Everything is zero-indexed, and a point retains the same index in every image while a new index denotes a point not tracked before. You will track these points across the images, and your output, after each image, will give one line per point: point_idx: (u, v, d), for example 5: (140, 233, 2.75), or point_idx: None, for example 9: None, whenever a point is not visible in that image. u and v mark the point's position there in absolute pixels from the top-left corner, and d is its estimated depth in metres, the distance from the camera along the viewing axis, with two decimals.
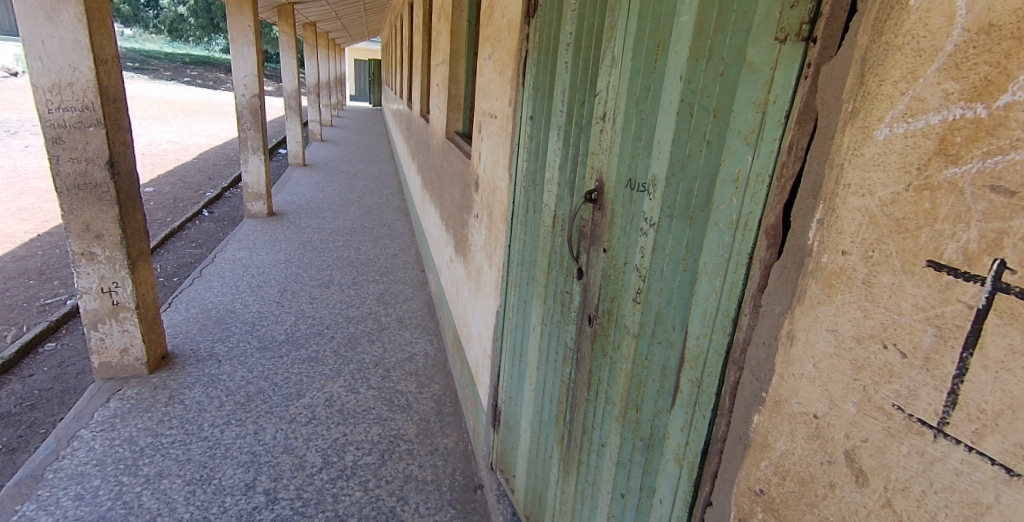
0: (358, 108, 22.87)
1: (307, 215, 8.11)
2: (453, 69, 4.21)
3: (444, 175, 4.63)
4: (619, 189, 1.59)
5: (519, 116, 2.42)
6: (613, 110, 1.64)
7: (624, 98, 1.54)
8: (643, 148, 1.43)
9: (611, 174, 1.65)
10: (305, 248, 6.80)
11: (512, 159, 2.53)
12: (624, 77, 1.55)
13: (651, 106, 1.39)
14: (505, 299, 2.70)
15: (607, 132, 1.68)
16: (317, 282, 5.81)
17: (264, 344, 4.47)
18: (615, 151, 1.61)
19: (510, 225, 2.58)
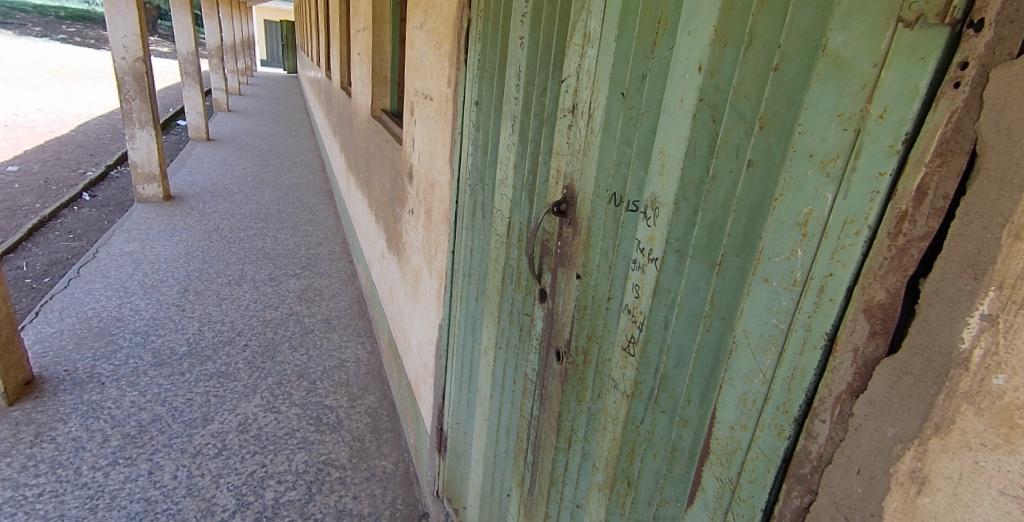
0: (272, 76, 21.14)
1: (213, 198, 7.25)
2: (377, 38, 3.70)
3: (370, 160, 4.14)
4: (599, 203, 1.26)
5: (460, 99, 2.04)
6: (586, 102, 1.31)
7: (604, 89, 1.21)
8: (635, 156, 1.12)
9: (586, 183, 1.32)
10: (211, 238, 6.06)
11: (453, 150, 2.15)
12: (603, 61, 1.22)
13: (649, 102, 1.07)
14: (450, 312, 2.34)
15: (578, 130, 1.35)
16: (226, 278, 5.16)
17: (157, 361, 3.96)
18: (590, 155, 1.28)
19: (454, 227, 2.21)
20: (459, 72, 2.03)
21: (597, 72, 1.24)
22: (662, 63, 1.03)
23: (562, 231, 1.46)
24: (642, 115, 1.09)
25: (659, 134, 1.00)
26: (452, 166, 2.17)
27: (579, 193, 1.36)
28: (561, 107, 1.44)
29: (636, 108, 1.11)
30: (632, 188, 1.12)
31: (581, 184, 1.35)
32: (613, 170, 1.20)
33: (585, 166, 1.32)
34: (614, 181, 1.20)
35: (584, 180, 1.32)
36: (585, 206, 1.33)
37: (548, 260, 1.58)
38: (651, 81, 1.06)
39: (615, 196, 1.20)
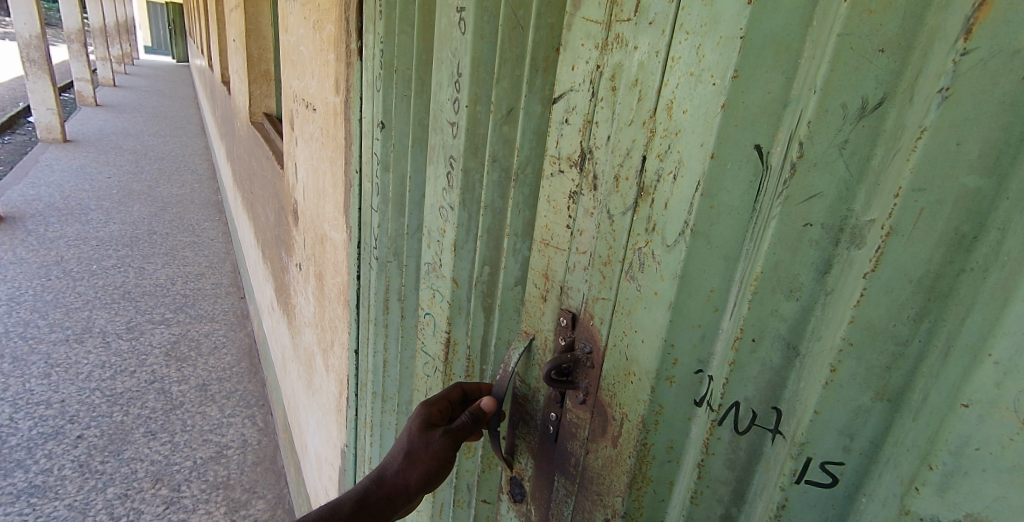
0: (155, 64, 18.35)
1: (59, 218, 4.84)
2: (253, 18, 2.71)
3: (252, 179, 3.06)
4: (677, 401, 0.52)
5: (352, 116, 1.20)
6: (625, 151, 0.53)
7: (695, 130, 0.45)
8: (830, 332, 0.39)
9: (629, 339, 0.55)
10: (51, 275, 3.96)
11: (348, 192, 1.29)
12: (687, 58, 0.46)
13: (912, 194, 0.33)
14: (356, 443, 1.46)
15: (605, 210, 0.57)
16: (63, 334, 3.39)
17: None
18: (647, 280, 0.52)
19: (358, 316, 1.34)
20: (352, 70, 1.18)
21: (663, 87, 0.49)
22: (1002, 69, 0.30)
23: (560, 406, 0.69)
24: (864, 227, 0.37)
25: (999, 336, 0.31)
26: (348, 219, 1.31)
27: (610, 351, 0.58)
28: (549, 155, 0.67)
29: (836, 197, 0.38)
30: (820, 424, 0.40)
31: (608, 325, 0.58)
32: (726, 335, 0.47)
33: (625, 297, 0.55)
34: (739, 372, 0.46)
35: (631, 331, 0.55)
36: (625, 392, 0.56)
37: (526, 435, 0.80)
38: (923, 123, 0.33)
39: (738, 410, 0.47)
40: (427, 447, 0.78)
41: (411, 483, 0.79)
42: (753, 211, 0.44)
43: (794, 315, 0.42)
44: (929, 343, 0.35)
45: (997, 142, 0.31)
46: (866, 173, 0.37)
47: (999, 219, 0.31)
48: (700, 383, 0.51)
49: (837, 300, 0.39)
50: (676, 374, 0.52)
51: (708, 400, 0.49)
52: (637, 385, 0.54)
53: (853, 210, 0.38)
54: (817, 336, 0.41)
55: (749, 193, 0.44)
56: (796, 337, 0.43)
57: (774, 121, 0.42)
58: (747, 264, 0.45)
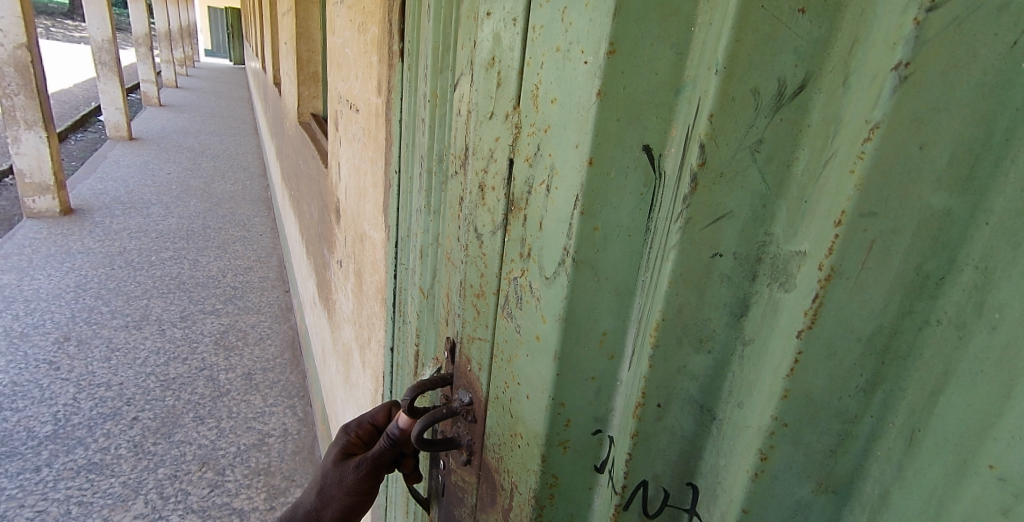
0: (218, 65, 19.22)
1: (124, 210, 5.12)
2: (303, 21, 2.79)
3: (296, 177, 3.15)
4: (575, 469, 0.48)
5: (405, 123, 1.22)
6: (490, 153, 0.52)
7: (567, 126, 0.40)
8: (752, 406, 0.36)
9: (514, 392, 0.51)
10: (115, 265, 4.20)
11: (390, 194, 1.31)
12: (549, 25, 0.41)
13: (857, 221, 0.29)
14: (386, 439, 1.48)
15: (474, 228, 0.57)
16: (123, 320, 3.58)
17: (3, 453, 2.55)
18: (528, 321, 0.47)
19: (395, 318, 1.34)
20: (393, 72, 1.19)
21: (526, 68, 0.45)
22: (978, 27, 0.25)
23: (448, 468, 0.69)
24: (790, 257, 0.33)
25: (1000, 445, 0.26)
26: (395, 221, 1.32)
27: (492, 402, 0.56)
28: (454, 152, 0.66)
29: (748, 218, 0.35)
30: None
31: (488, 373, 0.57)
32: (625, 386, 0.43)
33: (506, 339, 0.51)
34: (646, 444, 0.42)
35: (513, 382, 0.51)
36: (515, 454, 0.52)
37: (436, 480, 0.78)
38: (873, 116, 0.27)
39: (647, 489, 0.44)
40: (341, 481, 0.92)
41: (325, 518, 0.94)
42: (646, 230, 0.40)
43: (705, 373, 0.39)
44: (884, 419, 0.32)
45: (969, 145, 0.27)
46: (788, 183, 0.33)
47: (977, 256, 0.27)
48: (600, 446, 0.47)
49: (761, 363, 0.36)
50: (571, 436, 0.47)
51: (610, 467, 0.46)
52: (526, 450, 0.49)
53: (771, 236, 0.34)
54: (734, 399, 0.38)
55: (640, 211, 0.40)
56: (709, 399, 0.40)
57: (665, 111, 0.37)
58: (643, 300, 0.41)
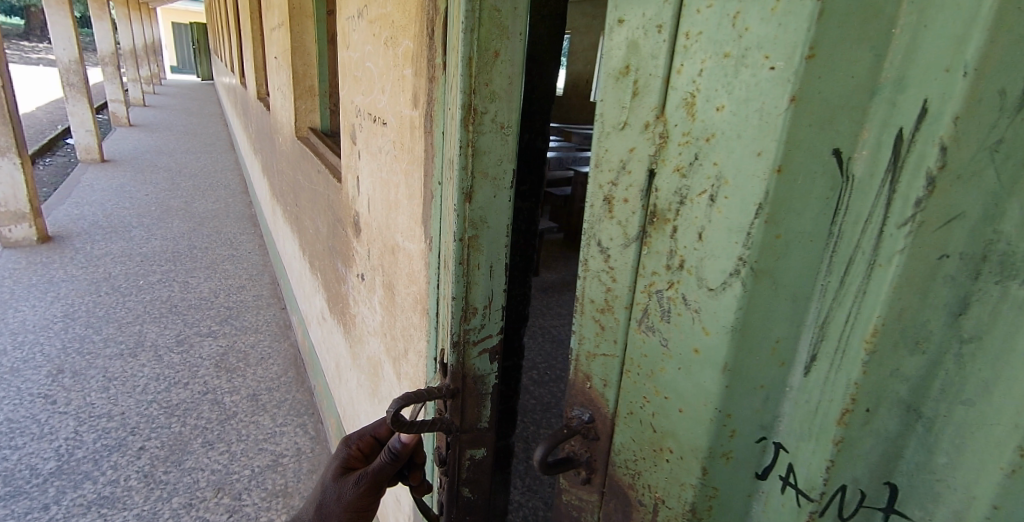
0: (183, 82, 18.82)
1: (104, 235, 4.98)
2: (297, 36, 2.77)
3: (295, 193, 3.12)
4: (735, 479, 0.50)
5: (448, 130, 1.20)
6: (621, 163, 0.52)
7: (742, 133, 0.41)
8: (1004, 402, 0.36)
9: (658, 406, 0.52)
10: (102, 291, 4.08)
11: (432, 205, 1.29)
12: (711, 32, 0.43)
13: None
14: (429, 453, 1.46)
15: (595, 242, 0.57)
16: (117, 348, 3.48)
17: (7, 493, 2.46)
18: (681, 333, 0.48)
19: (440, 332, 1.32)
20: (434, 85, 1.20)
21: (673, 75, 0.46)
22: None
23: (556, 487, 0.69)
24: None
25: None
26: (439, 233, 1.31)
27: (621, 420, 0.57)
28: None
29: (980, 217, 0.37)
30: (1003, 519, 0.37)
31: (616, 388, 0.57)
32: (801, 393, 0.46)
33: (643, 352, 0.53)
34: (850, 447, 0.43)
35: (656, 396, 0.52)
36: (661, 472, 0.53)
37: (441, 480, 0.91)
38: None
39: (846, 493, 0.45)
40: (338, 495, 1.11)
41: None
42: (830, 234, 0.42)
43: (918, 376, 0.41)
44: None
45: None
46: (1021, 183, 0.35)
47: None
48: (764, 453, 0.49)
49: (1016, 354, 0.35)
50: (735, 448, 0.48)
51: (791, 472, 0.48)
52: (681, 464, 0.50)
53: (1002, 232, 0.36)
54: (962, 400, 0.39)
55: (825, 214, 0.41)
56: (919, 399, 0.41)
57: (858, 113, 0.39)
58: (825, 303, 0.43)
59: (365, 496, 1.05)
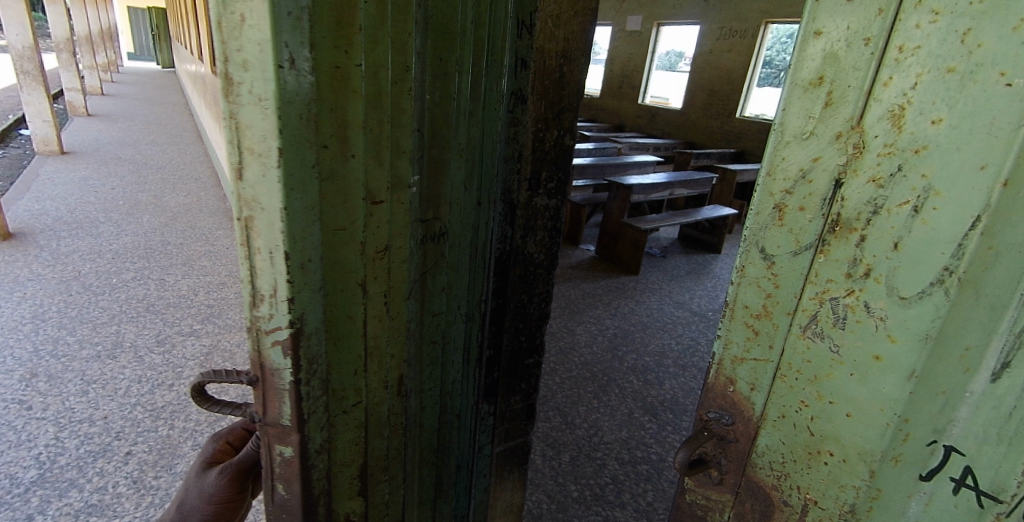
0: (139, 69, 18.01)
1: (70, 231, 4.75)
2: None
3: None
4: (899, 480, 0.57)
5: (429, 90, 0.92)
6: (800, 173, 0.60)
7: (964, 146, 0.47)
8: None
9: (818, 411, 0.62)
10: (71, 291, 3.89)
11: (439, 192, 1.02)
12: (933, 45, 0.48)
13: None
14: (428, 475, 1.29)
15: (759, 245, 0.64)
16: (93, 350, 3.33)
17: None
18: (863, 336, 0.56)
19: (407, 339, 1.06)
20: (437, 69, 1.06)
21: (877, 87, 0.52)
22: None
23: (682, 487, 0.80)
24: None
25: None
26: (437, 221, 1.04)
27: (770, 423, 0.68)
28: None
29: None
30: None
31: (769, 381, 0.67)
32: (983, 399, 0.51)
33: (805, 358, 0.62)
34: None
35: (819, 399, 0.62)
36: (815, 473, 0.64)
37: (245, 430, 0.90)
38: None
39: None
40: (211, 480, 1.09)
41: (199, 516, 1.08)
42: None
43: None
44: None
45: None
46: None
47: None
48: (932, 455, 0.55)
49: None
50: (906, 451, 0.56)
51: (966, 475, 0.53)
52: (844, 467, 0.60)
53: None
54: None
55: None
56: None
57: None
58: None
59: (231, 488, 1.06)
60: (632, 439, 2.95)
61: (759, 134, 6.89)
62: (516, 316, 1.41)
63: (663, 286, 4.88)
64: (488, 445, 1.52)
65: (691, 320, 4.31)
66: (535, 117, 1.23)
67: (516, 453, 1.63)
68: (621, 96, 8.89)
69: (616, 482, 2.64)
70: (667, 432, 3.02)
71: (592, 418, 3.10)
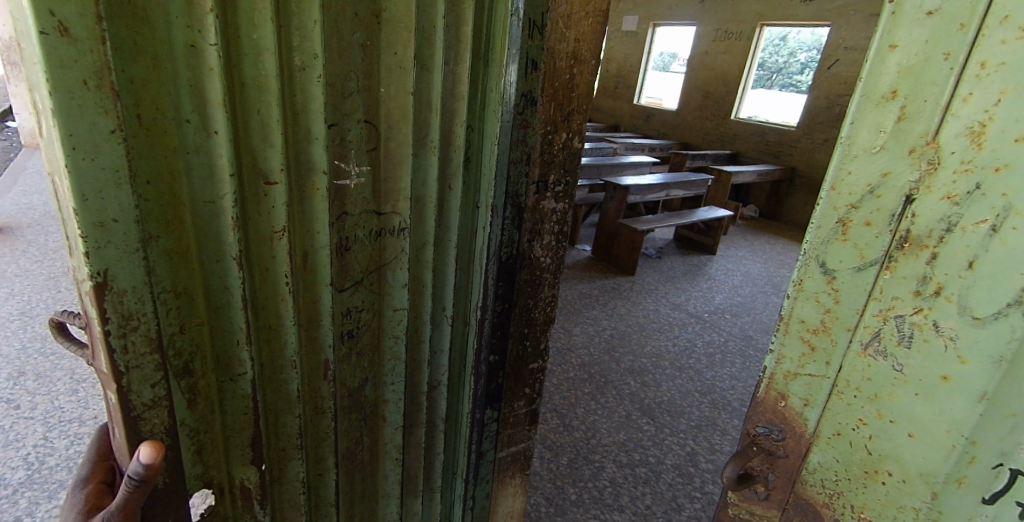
0: None
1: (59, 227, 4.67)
2: None
3: None
4: (961, 503, 0.57)
5: (311, 53, 0.77)
6: (867, 190, 0.60)
7: None
8: None
9: (878, 430, 0.62)
10: (60, 287, 3.82)
11: (346, 160, 0.89)
12: (1018, 61, 0.48)
13: None
14: (354, 468, 1.16)
15: (822, 261, 0.65)
16: None
17: None
18: (929, 354, 0.57)
19: (305, 318, 0.92)
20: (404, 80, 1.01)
21: (956, 103, 0.52)
22: None
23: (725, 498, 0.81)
24: None
25: None
26: (355, 191, 0.92)
27: (827, 438, 0.68)
28: None
29: None
30: None
31: (826, 396, 0.68)
32: None
33: (866, 375, 0.63)
34: None
35: (881, 417, 0.62)
36: (872, 492, 0.64)
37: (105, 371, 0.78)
38: None
39: None
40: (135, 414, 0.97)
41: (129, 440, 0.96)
42: None
43: None
44: None
45: None
46: None
47: None
48: (996, 479, 0.54)
49: None
50: (971, 473, 0.55)
51: None
52: (902, 486, 0.60)
53: None
54: None
55: None
56: None
57: None
58: None
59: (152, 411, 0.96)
60: (630, 441, 2.94)
61: (754, 136, 6.91)
62: (521, 321, 1.39)
63: (659, 287, 4.88)
64: (491, 451, 1.52)
65: (688, 321, 4.31)
66: (545, 119, 1.19)
67: (519, 459, 1.61)
68: (617, 96, 8.90)
69: (614, 484, 2.62)
70: (665, 434, 3.01)
71: (589, 419, 3.09)
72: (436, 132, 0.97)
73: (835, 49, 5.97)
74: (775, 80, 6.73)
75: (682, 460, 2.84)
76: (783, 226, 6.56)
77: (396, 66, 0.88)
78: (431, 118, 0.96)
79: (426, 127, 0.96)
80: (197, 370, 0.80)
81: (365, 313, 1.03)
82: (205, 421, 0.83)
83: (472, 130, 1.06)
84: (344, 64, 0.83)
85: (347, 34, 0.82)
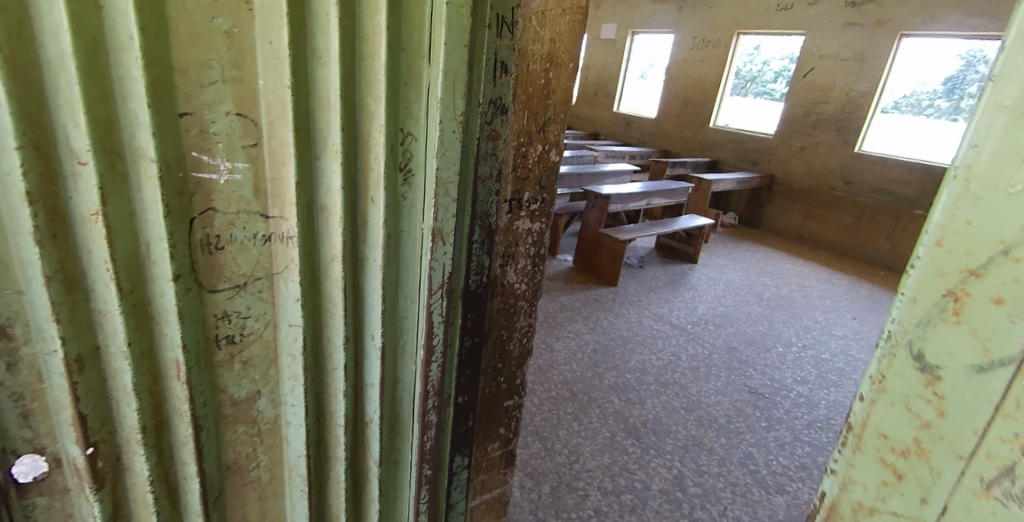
0: None
1: None
2: None
3: None
4: None
5: (129, 35, 0.63)
6: (992, 262, 0.44)
7: None
8: None
9: None
10: None
11: (211, 153, 0.74)
12: None
13: None
14: (242, 491, 0.97)
15: (922, 356, 0.49)
16: None
17: None
18: None
19: (141, 311, 0.76)
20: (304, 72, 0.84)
21: None
22: None
23: None
24: None
25: None
26: (226, 187, 0.76)
27: None
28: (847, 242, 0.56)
29: None
30: None
31: None
32: None
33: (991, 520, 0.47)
34: None
35: None
36: None
37: None
38: None
39: None
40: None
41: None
42: None
43: None
44: None
45: None
46: None
47: None
48: None
49: None
50: None
51: None
52: None
53: None
54: None
55: None
56: None
57: None
58: None
59: None
60: (615, 465, 2.79)
61: (731, 144, 6.88)
62: (494, 356, 1.24)
63: (641, 298, 4.76)
64: (462, 502, 1.34)
65: (671, 333, 4.19)
66: (518, 130, 1.04)
67: (494, 506, 1.45)
68: (596, 103, 8.82)
69: (600, 515, 2.48)
70: (652, 456, 2.87)
71: (573, 442, 2.93)
72: (338, 132, 0.80)
73: (810, 57, 5.97)
74: (750, 88, 6.71)
75: (669, 485, 2.70)
76: (762, 233, 6.52)
77: (273, 57, 0.73)
78: (329, 115, 0.79)
79: (326, 127, 0.80)
80: (16, 335, 0.70)
81: (253, 321, 0.87)
82: (30, 388, 0.73)
83: (410, 137, 0.87)
84: (202, 50, 0.69)
85: (202, 20, 0.68)
